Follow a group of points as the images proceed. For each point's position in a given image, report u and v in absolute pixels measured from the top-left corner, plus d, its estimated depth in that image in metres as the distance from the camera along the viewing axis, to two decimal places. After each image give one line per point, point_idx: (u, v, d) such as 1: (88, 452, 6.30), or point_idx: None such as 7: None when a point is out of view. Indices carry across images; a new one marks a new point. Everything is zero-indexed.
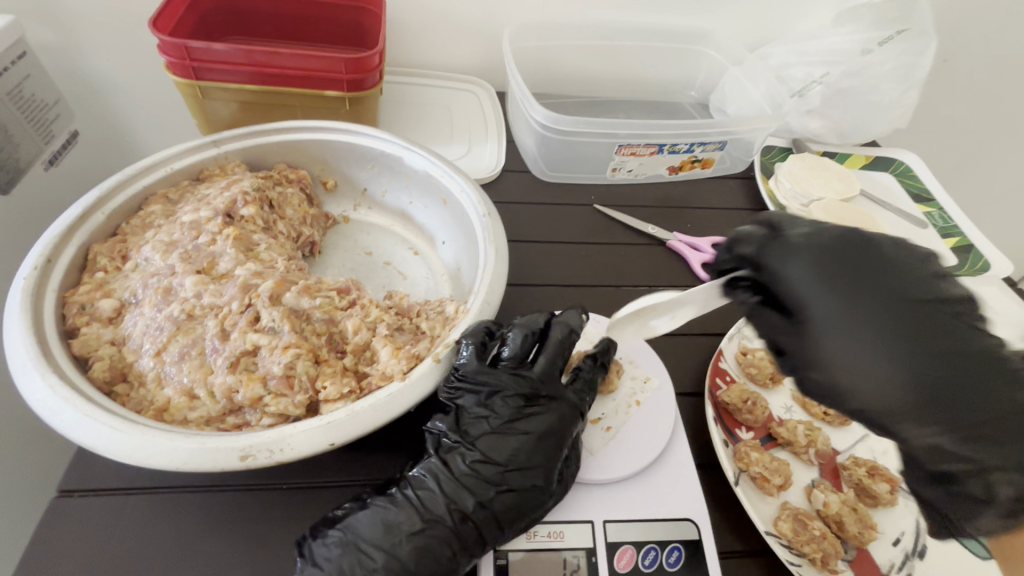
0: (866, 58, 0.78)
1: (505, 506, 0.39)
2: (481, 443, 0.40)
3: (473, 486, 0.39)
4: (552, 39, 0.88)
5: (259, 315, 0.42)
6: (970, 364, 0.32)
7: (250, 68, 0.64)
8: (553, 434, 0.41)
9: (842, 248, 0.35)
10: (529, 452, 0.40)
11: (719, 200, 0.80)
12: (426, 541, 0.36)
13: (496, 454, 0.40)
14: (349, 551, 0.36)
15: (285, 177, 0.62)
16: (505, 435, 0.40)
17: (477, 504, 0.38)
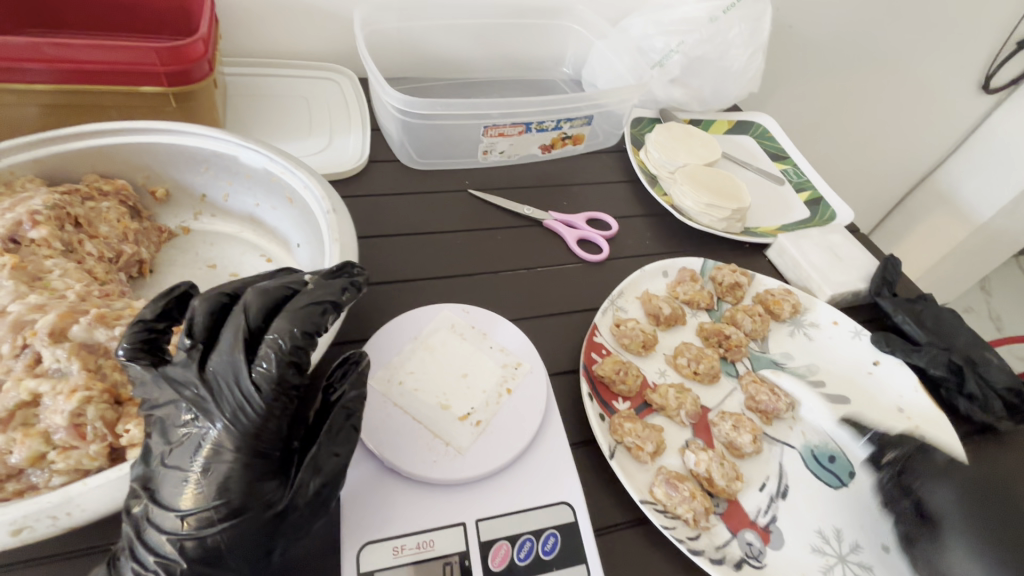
0: (715, 26, 0.81)
1: (192, 550, 0.32)
2: (152, 486, 0.32)
3: (152, 542, 0.32)
4: (412, 19, 0.83)
5: (39, 357, 0.36)
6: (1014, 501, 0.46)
7: (37, 63, 0.55)
8: (230, 454, 0.32)
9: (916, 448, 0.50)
10: (205, 486, 0.32)
11: (595, 174, 0.80)
12: None
13: (174, 499, 0.32)
14: None
15: (97, 190, 0.54)
16: (176, 472, 0.32)
17: (177, 559, 0.31)
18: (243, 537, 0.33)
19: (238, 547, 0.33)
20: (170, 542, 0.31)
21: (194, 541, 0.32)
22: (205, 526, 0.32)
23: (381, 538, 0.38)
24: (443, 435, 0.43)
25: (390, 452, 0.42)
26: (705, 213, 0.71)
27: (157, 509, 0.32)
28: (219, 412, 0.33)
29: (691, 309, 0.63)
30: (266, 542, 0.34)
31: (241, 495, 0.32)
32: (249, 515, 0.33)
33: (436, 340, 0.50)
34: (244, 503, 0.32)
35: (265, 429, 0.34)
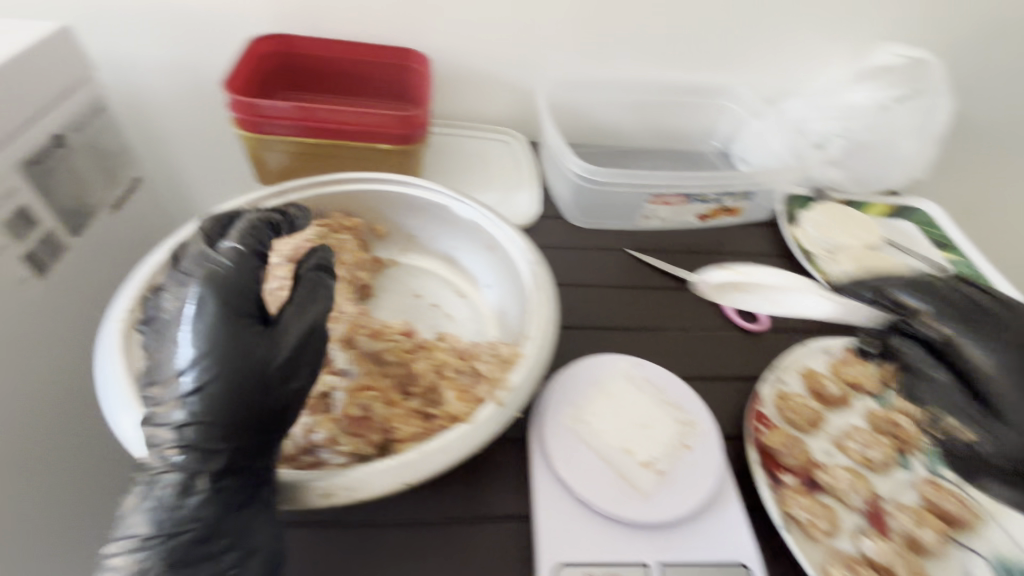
0: (884, 114, 0.83)
1: (216, 409, 0.36)
2: (186, 364, 0.36)
3: (200, 404, 0.36)
4: (582, 93, 0.94)
5: (333, 359, 0.46)
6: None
7: (294, 121, 0.70)
8: (209, 317, 0.37)
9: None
10: (193, 373, 0.36)
11: (747, 246, 0.83)
12: (194, 471, 0.36)
13: (171, 394, 0.36)
14: (145, 513, 0.36)
15: (342, 225, 0.66)
16: (168, 353, 0.37)
17: (176, 445, 0.36)
18: (234, 425, 0.36)
19: (221, 421, 0.36)
20: (170, 431, 0.36)
21: (188, 405, 0.36)
22: (191, 390, 0.36)
23: (575, 561, 0.43)
24: (628, 477, 0.48)
25: (583, 484, 0.46)
26: None
27: (161, 399, 0.37)
28: (200, 284, 0.38)
29: (856, 392, 0.62)
30: (264, 425, 0.38)
31: (206, 357, 0.36)
32: (236, 401, 0.36)
33: (614, 387, 0.54)
34: (224, 392, 0.36)
35: (247, 304, 0.39)
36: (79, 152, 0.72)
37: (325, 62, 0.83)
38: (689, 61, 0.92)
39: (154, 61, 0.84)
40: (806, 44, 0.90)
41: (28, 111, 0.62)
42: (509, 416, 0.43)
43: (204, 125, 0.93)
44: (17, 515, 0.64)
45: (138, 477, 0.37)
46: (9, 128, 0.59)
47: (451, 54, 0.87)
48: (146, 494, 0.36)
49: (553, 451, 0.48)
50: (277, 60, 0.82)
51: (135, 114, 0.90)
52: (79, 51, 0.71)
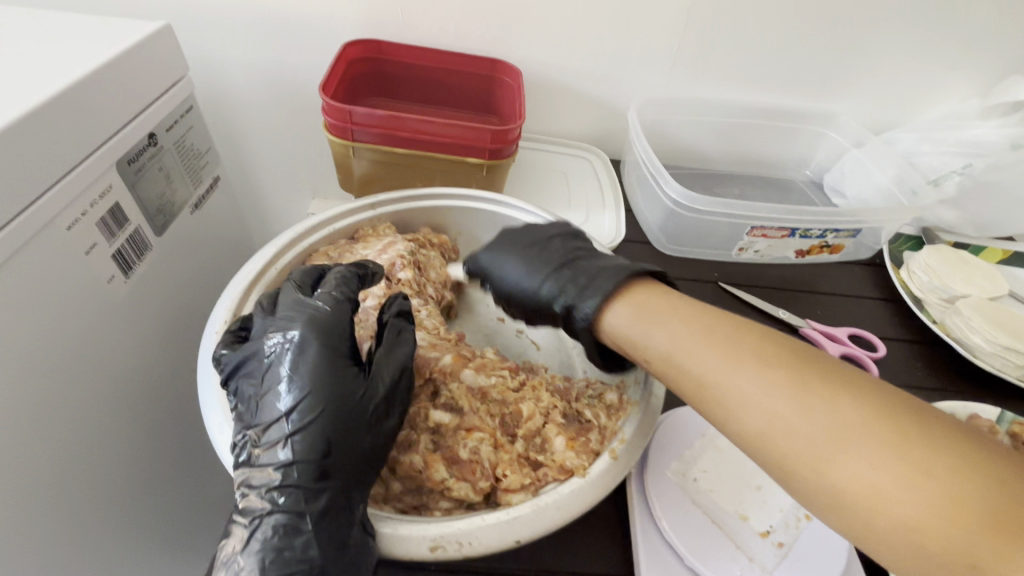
0: (1017, 154, 0.74)
1: (330, 439, 0.35)
2: (291, 398, 0.35)
3: (311, 436, 0.34)
4: (669, 113, 0.90)
5: (437, 391, 0.43)
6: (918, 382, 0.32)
7: (380, 130, 0.69)
8: (314, 347, 0.36)
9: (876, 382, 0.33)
10: (294, 411, 0.35)
11: (847, 286, 0.77)
12: (308, 507, 0.34)
13: (269, 434, 0.35)
14: (253, 553, 0.33)
15: (429, 242, 0.64)
16: (270, 384, 0.36)
17: (276, 486, 0.33)
18: (333, 464, 0.35)
19: (334, 448, 0.35)
20: (269, 471, 0.34)
21: (301, 433, 0.34)
22: (304, 416, 0.34)
23: None
24: (744, 547, 0.43)
25: (695, 552, 0.42)
26: (998, 356, 0.64)
27: (259, 439, 0.35)
28: (298, 319, 0.38)
29: None
30: (360, 464, 0.36)
31: (314, 383, 0.35)
32: (337, 437, 0.35)
33: (725, 442, 0.49)
34: (323, 430, 0.35)
35: (344, 344, 0.38)
36: (169, 150, 0.72)
37: (413, 69, 0.82)
38: (788, 85, 0.87)
39: (243, 62, 0.84)
40: (920, 72, 0.84)
41: (131, 110, 0.62)
42: (624, 475, 0.39)
43: (285, 128, 0.93)
44: (114, 518, 0.63)
45: (232, 524, 0.34)
46: (113, 127, 0.60)
47: (540, 67, 0.85)
48: (246, 536, 0.33)
49: (659, 509, 0.44)
50: (364, 65, 0.81)
51: (219, 115, 0.91)
52: (179, 52, 0.72)
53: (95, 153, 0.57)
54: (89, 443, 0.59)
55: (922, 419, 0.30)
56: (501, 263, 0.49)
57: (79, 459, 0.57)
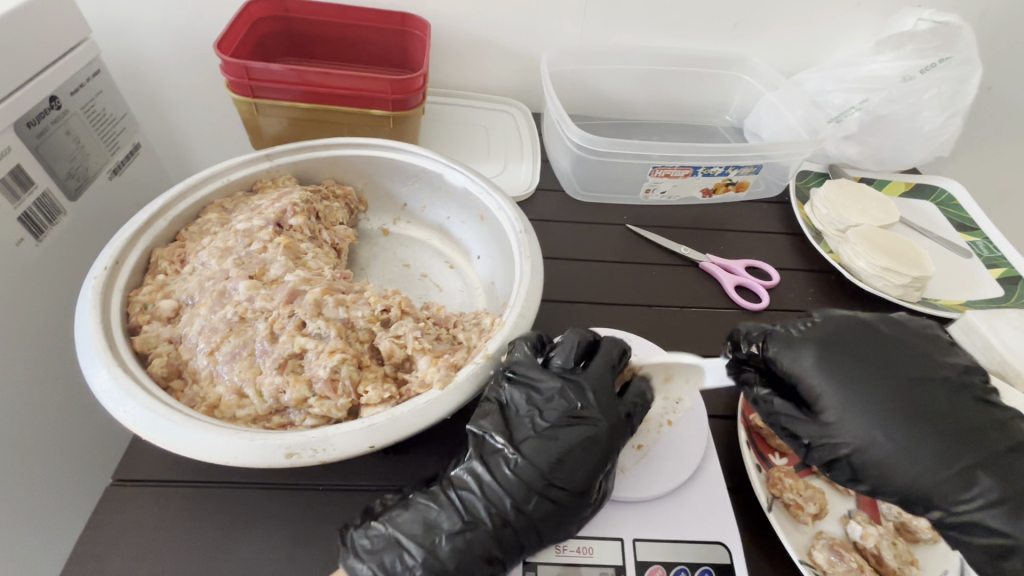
0: (908, 85, 0.78)
1: (538, 500, 0.39)
2: (525, 448, 0.40)
3: (514, 490, 0.39)
4: (588, 63, 0.90)
5: (304, 322, 0.45)
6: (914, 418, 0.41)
7: (284, 84, 0.69)
8: (550, 412, 0.42)
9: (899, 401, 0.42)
10: (543, 456, 0.40)
11: (753, 222, 0.80)
12: (466, 540, 0.38)
13: (502, 466, 0.40)
14: (395, 544, 0.38)
15: (332, 192, 0.64)
16: (523, 429, 0.41)
17: (476, 503, 0.39)
18: (529, 518, 0.39)
19: (523, 511, 0.39)
20: (491, 491, 0.39)
21: (512, 475, 0.39)
22: (506, 465, 0.40)
23: None
24: None
25: None
26: (879, 277, 0.68)
27: (476, 451, 0.41)
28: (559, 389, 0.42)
29: None
30: (544, 530, 0.39)
31: (546, 459, 0.40)
32: (541, 501, 0.39)
33: None
34: (537, 478, 0.39)
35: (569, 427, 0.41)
36: (76, 114, 0.71)
37: (321, 25, 0.81)
38: (701, 29, 0.88)
39: (152, 26, 0.83)
40: (827, 11, 0.85)
41: (26, 71, 0.62)
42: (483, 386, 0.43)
43: (205, 94, 0.92)
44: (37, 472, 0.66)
45: (422, 502, 0.40)
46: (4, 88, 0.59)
47: (453, 18, 0.85)
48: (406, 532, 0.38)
49: None
50: (272, 23, 0.80)
51: (136, 82, 0.90)
52: (77, 12, 0.71)
53: None
54: None
55: None
56: (820, 375, 0.44)
57: None
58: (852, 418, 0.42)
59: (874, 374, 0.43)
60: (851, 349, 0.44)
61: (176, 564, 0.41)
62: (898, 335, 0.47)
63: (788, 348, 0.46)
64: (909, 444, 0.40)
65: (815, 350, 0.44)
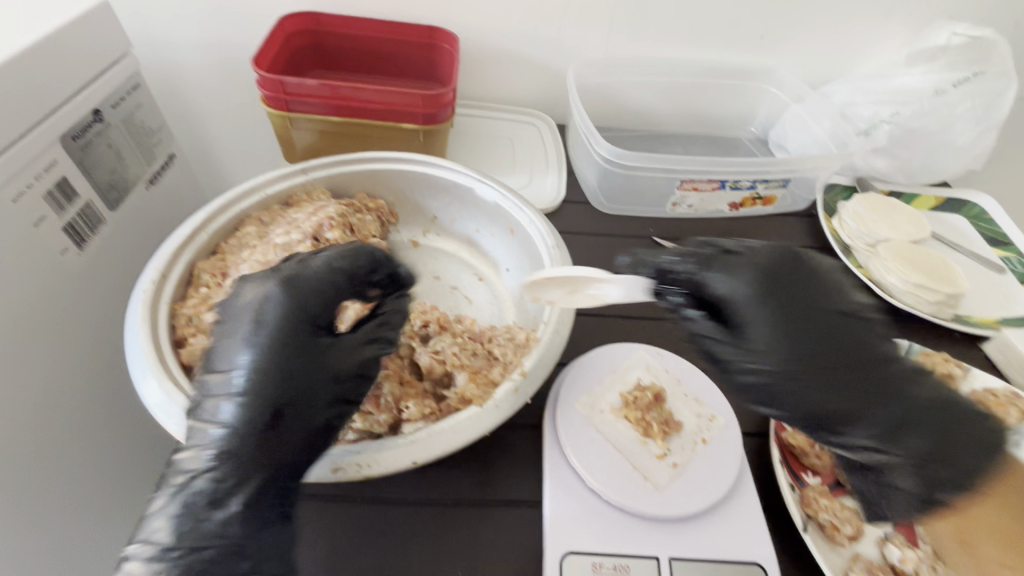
0: (940, 99, 0.77)
1: (252, 436, 0.36)
2: (218, 382, 0.37)
3: (234, 437, 0.35)
4: (613, 75, 0.91)
5: (345, 337, 0.46)
6: (838, 355, 0.40)
7: (317, 99, 0.70)
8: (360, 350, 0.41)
9: (795, 327, 0.41)
10: (240, 384, 0.36)
11: (781, 235, 0.80)
12: (214, 494, 0.35)
13: (211, 403, 0.37)
14: (188, 520, 0.35)
15: (365, 205, 0.66)
16: (224, 360, 0.37)
17: (208, 452, 0.35)
18: (274, 449, 0.36)
19: (237, 456, 0.35)
20: (207, 435, 0.36)
21: (212, 412, 0.36)
22: (215, 405, 0.36)
23: (583, 552, 0.42)
24: (643, 469, 0.47)
25: (594, 474, 0.46)
26: (911, 294, 0.67)
27: (196, 406, 0.37)
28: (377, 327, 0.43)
29: None
30: (274, 468, 0.36)
31: (255, 390, 0.36)
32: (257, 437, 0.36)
33: (633, 376, 0.53)
34: (256, 410, 0.36)
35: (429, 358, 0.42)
36: (117, 127, 0.74)
37: (352, 39, 0.83)
38: (727, 42, 0.88)
39: (188, 40, 0.85)
40: (856, 24, 0.85)
41: (72, 86, 0.64)
42: (520, 404, 0.44)
43: (238, 105, 0.95)
44: (77, 474, 0.67)
45: (165, 482, 0.36)
46: (52, 103, 0.61)
47: (481, 32, 0.86)
48: (170, 505, 0.35)
49: (566, 438, 0.48)
50: (305, 38, 0.82)
51: (172, 94, 0.92)
52: (119, 27, 0.73)
53: (36, 130, 0.59)
54: (44, 405, 0.62)
55: None
56: (807, 312, 0.41)
57: (34, 425, 0.60)
58: (808, 364, 0.39)
59: (806, 304, 0.41)
60: (796, 285, 0.42)
61: None
62: (796, 274, 0.43)
63: (730, 276, 0.43)
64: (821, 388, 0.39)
65: (755, 276, 0.42)
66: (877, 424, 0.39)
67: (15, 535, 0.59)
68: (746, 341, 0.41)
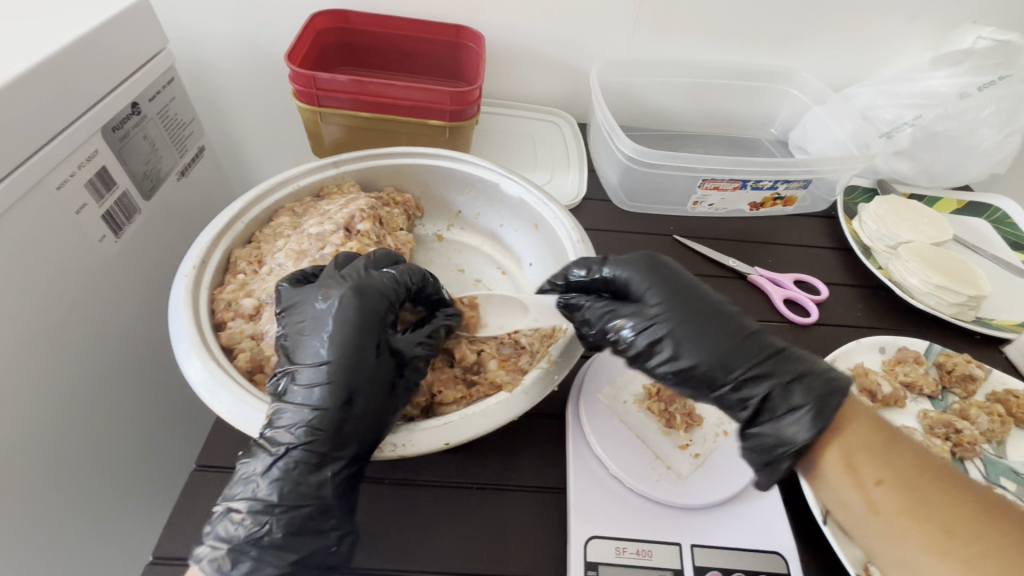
0: (964, 102, 0.77)
1: (344, 402, 0.39)
2: (307, 359, 0.41)
3: (323, 406, 0.39)
4: (636, 75, 0.92)
5: None
6: (743, 348, 0.42)
7: (348, 95, 0.72)
8: (370, 292, 0.43)
9: (680, 312, 0.43)
10: (322, 369, 0.40)
11: (800, 236, 0.80)
12: (310, 456, 0.38)
13: (299, 394, 0.40)
14: (279, 483, 0.38)
15: (393, 199, 0.67)
16: (308, 341, 0.41)
17: (299, 430, 0.38)
18: (351, 425, 0.39)
19: (331, 422, 0.39)
20: (296, 414, 0.39)
21: (309, 386, 0.40)
22: (299, 384, 0.40)
23: (607, 536, 0.43)
24: (665, 458, 0.48)
25: (618, 463, 0.47)
26: (933, 294, 0.68)
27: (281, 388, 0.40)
28: (667, 321, 0.43)
29: (912, 394, 0.60)
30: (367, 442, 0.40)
31: (346, 356, 0.40)
32: (355, 404, 0.40)
33: None
34: (344, 378, 0.40)
35: (711, 345, 0.42)
36: (152, 119, 0.76)
37: (379, 37, 0.85)
38: (749, 43, 0.89)
39: (220, 37, 0.87)
40: (881, 27, 0.85)
41: (115, 79, 0.66)
42: (548, 390, 0.46)
43: (265, 100, 0.97)
44: (112, 453, 0.70)
45: (255, 449, 0.39)
46: (95, 94, 0.63)
47: (506, 32, 0.87)
48: (261, 472, 0.38)
49: (590, 427, 0.49)
50: (334, 34, 0.83)
51: (202, 89, 0.95)
52: (158, 22, 0.75)
53: (81, 120, 0.61)
54: (81, 386, 0.64)
55: (923, 492, 0.38)
56: (658, 288, 0.45)
57: (71, 405, 0.63)
58: (687, 330, 0.43)
59: (702, 301, 0.44)
60: (666, 270, 0.46)
61: None
62: (678, 273, 0.46)
63: (622, 266, 0.48)
64: (751, 375, 0.42)
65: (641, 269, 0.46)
66: (799, 379, 0.41)
67: (57, 509, 0.62)
68: (642, 309, 0.44)
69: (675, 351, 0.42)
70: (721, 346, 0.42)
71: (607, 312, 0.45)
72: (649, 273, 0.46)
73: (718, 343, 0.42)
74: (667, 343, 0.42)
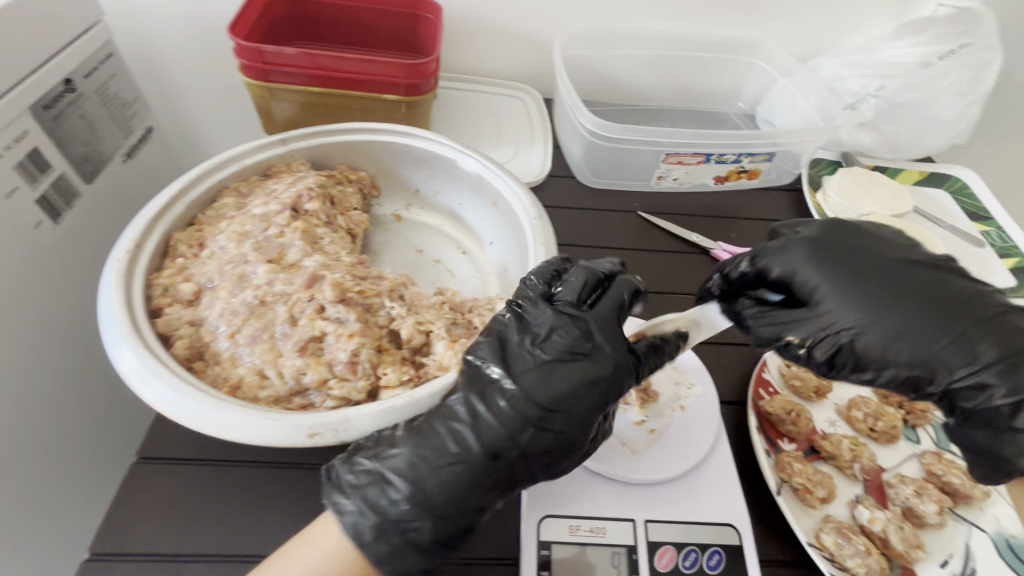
0: (927, 71, 0.77)
1: (490, 459, 0.38)
2: (495, 401, 0.39)
3: (450, 458, 0.38)
4: (601, 48, 0.89)
5: (323, 306, 0.47)
6: (954, 316, 0.38)
7: (296, 68, 0.68)
8: (581, 333, 0.40)
9: (889, 289, 0.39)
10: (482, 426, 0.38)
11: (765, 209, 0.80)
12: (416, 506, 0.37)
13: (449, 427, 0.39)
14: (371, 522, 0.37)
15: (346, 177, 0.65)
16: (497, 389, 0.39)
17: (405, 481, 0.37)
18: (477, 486, 0.38)
19: (453, 479, 0.37)
20: (413, 463, 0.38)
21: (459, 437, 0.38)
22: (461, 431, 0.39)
23: (560, 515, 0.43)
24: (620, 436, 0.48)
25: None
26: None
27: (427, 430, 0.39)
28: (843, 314, 0.39)
29: None
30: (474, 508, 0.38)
31: (504, 418, 0.38)
32: (490, 468, 0.38)
33: None
34: (506, 436, 0.38)
35: (922, 313, 0.38)
36: (90, 97, 0.71)
37: (332, 8, 0.81)
38: (715, 13, 0.87)
39: (163, 9, 0.82)
40: None
41: (43, 52, 0.62)
42: None
43: (216, 77, 0.92)
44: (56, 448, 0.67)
45: (357, 472, 0.38)
46: (19, 68, 0.59)
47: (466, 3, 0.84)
48: (359, 509, 0.37)
49: None
50: (283, 5, 0.79)
51: (148, 66, 0.90)
52: None
53: (5, 97, 0.57)
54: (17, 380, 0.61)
55: None
56: (848, 272, 0.40)
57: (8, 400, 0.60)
58: (879, 311, 0.38)
59: (882, 263, 0.40)
60: (857, 241, 0.42)
61: (201, 536, 0.42)
62: (835, 238, 0.42)
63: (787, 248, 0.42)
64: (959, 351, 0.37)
65: (808, 246, 0.41)
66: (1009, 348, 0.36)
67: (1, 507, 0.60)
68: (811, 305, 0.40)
69: (884, 342, 0.38)
70: (910, 324, 0.37)
71: (775, 326, 0.40)
72: (815, 247, 0.41)
73: (902, 322, 0.38)
74: (880, 333, 0.38)
